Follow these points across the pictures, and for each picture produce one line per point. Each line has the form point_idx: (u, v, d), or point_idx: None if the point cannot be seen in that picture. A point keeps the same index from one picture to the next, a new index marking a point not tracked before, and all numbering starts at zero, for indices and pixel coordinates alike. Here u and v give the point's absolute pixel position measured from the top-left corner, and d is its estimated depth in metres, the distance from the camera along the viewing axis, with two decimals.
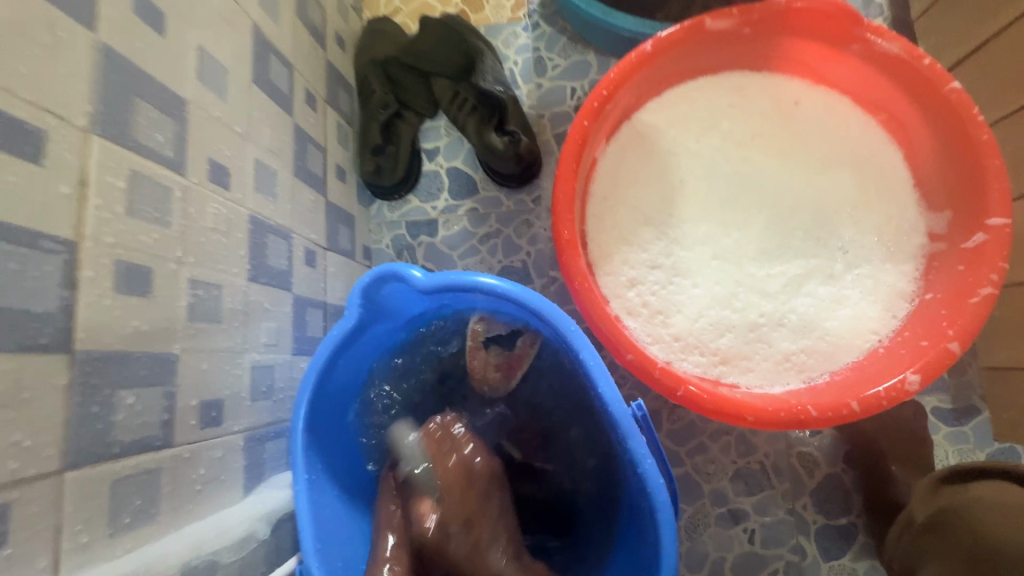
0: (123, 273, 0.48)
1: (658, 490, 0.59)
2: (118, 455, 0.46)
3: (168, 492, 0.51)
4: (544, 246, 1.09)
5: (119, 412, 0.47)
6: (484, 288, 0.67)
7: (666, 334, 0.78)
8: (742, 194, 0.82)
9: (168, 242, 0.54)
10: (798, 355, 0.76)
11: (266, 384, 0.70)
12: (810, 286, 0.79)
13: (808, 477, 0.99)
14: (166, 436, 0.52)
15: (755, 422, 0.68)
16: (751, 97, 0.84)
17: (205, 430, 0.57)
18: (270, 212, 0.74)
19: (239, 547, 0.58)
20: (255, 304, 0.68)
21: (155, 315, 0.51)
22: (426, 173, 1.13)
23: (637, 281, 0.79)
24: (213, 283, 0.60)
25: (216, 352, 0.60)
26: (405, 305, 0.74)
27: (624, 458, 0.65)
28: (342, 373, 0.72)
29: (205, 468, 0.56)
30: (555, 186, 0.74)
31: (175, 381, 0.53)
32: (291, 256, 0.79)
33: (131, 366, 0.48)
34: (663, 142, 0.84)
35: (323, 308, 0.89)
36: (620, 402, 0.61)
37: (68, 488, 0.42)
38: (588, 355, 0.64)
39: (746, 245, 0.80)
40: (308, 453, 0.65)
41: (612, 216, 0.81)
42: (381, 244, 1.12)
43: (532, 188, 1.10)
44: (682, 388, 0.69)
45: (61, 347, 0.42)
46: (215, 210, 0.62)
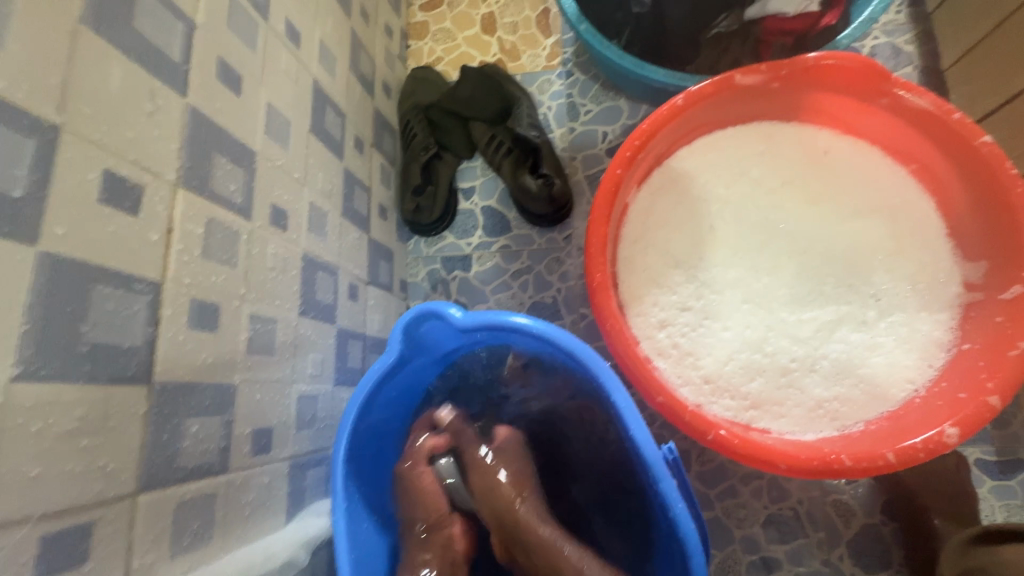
0: (197, 310, 0.53)
1: (690, 536, 0.60)
2: (183, 480, 0.50)
3: (221, 517, 0.55)
4: (574, 283, 1.12)
5: (185, 440, 0.51)
6: (517, 328, 0.71)
7: (697, 376, 0.79)
8: (772, 239, 0.84)
9: (234, 281, 0.59)
10: (831, 402, 0.76)
11: (310, 413, 0.73)
12: (842, 332, 0.79)
13: (844, 527, 0.96)
14: (222, 462, 0.55)
15: (788, 470, 0.68)
16: (782, 146, 0.87)
17: (256, 457, 0.61)
18: (320, 249, 0.80)
19: (282, 571, 0.60)
20: (304, 337, 0.73)
21: (220, 348, 0.56)
22: (461, 211, 1.18)
23: (667, 323, 0.81)
24: (270, 317, 0.65)
25: (268, 383, 0.64)
26: (442, 341, 0.77)
27: (653, 499, 0.66)
28: (385, 402, 0.76)
29: (253, 494, 0.60)
30: (589, 230, 0.77)
31: (232, 411, 0.57)
32: (337, 290, 0.84)
33: (198, 397, 0.53)
34: (693, 189, 0.86)
35: (362, 339, 0.93)
36: (652, 444, 0.63)
37: (140, 509, 0.46)
38: (620, 398, 0.65)
39: (776, 289, 0.81)
40: (347, 482, 0.67)
41: (642, 258, 0.84)
42: (417, 278, 1.16)
43: (565, 227, 1.14)
44: (713, 432, 0.70)
45: (142, 379, 0.46)
46: (274, 250, 0.67)
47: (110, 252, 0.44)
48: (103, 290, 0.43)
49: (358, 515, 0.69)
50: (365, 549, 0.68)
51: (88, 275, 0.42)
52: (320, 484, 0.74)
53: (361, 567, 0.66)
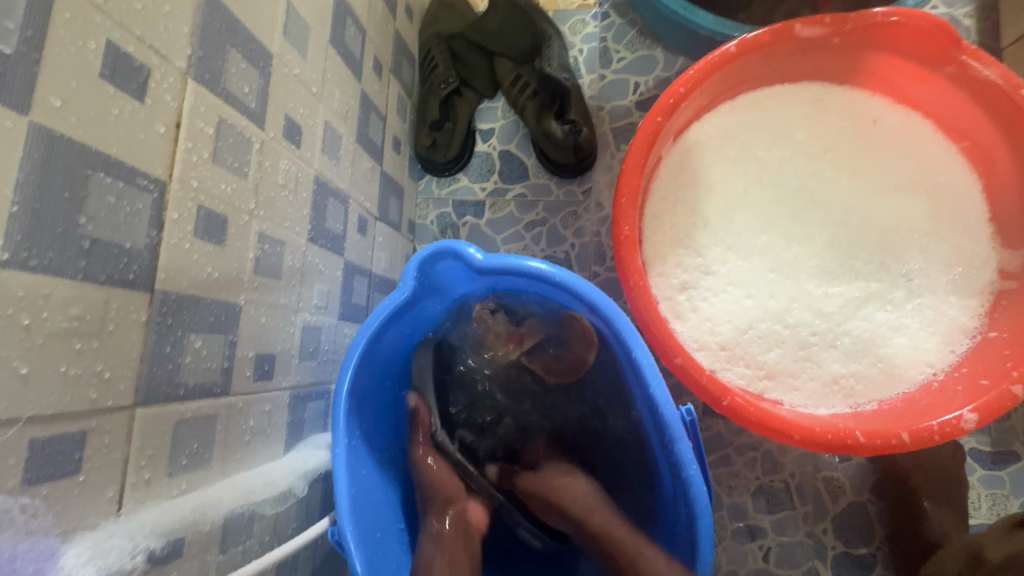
0: (203, 219, 0.48)
1: (701, 497, 0.59)
2: (183, 397, 0.47)
3: (221, 440, 0.52)
4: (589, 239, 1.08)
5: (187, 355, 0.47)
6: (534, 274, 0.67)
7: (713, 341, 0.77)
8: (808, 208, 0.80)
9: (244, 193, 0.54)
10: (847, 379, 0.75)
11: (313, 345, 0.70)
12: (868, 310, 0.76)
13: (832, 503, 0.97)
14: (225, 384, 0.52)
15: (801, 441, 0.67)
16: (832, 112, 0.82)
17: (258, 383, 0.58)
18: (332, 174, 0.75)
19: (279, 501, 0.59)
20: (312, 265, 0.69)
21: (226, 263, 0.52)
22: (478, 153, 1.12)
23: (689, 286, 0.79)
24: (279, 239, 0.61)
25: (274, 308, 0.61)
26: (455, 283, 0.74)
27: (663, 455, 0.66)
28: (391, 343, 0.74)
29: (254, 421, 0.57)
30: (621, 180, 0.73)
31: (237, 332, 0.54)
32: (347, 221, 0.80)
33: (202, 313, 0.49)
34: (734, 150, 0.82)
35: (368, 277, 0.89)
36: (672, 404, 0.61)
37: (138, 423, 0.42)
38: (642, 355, 0.63)
39: (806, 261, 0.78)
40: (349, 417, 0.65)
41: (671, 216, 0.80)
42: (426, 220, 1.12)
43: (584, 180, 1.09)
44: (728, 398, 0.68)
45: (144, 284, 0.42)
46: (286, 166, 0.62)
47: (111, 137, 0.39)
48: (102, 180, 0.39)
49: (360, 454, 0.67)
50: (366, 484, 0.67)
51: (85, 159, 0.37)
52: (320, 418, 0.72)
53: (361, 505, 0.64)
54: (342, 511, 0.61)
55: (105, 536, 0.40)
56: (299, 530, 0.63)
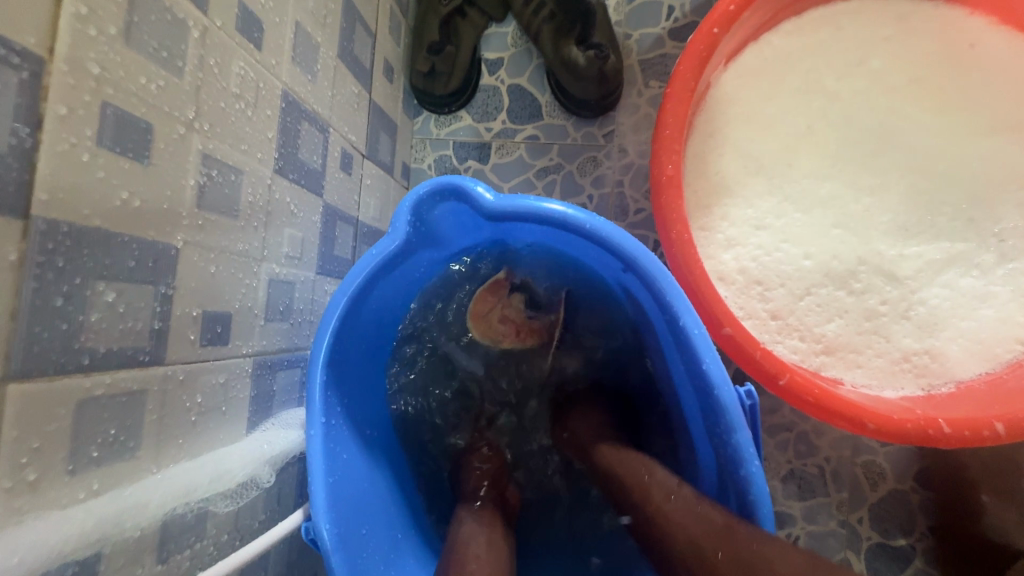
0: (112, 122, 0.35)
1: (761, 501, 0.48)
2: (89, 368, 0.34)
3: (153, 422, 0.40)
4: (609, 190, 0.94)
5: (93, 312, 0.34)
6: (556, 221, 0.54)
7: (763, 309, 0.65)
8: (883, 151, 0.67)
9: (178, 96, 0.40)
10: (920, 356, 0.63)
11: (283, 303, 0.58)
12: (949, 276, 0.64)
13: (870, 490, 0.87)
14: (156, 350, 0.40)
15: (874, 430, 0.56)
16: (920, 33, 0.67)
17: (207, 348, 0.45)
18: (307, 93, 0.60)
19: (238, 495, 0.47)
20: (280, 204, 0.55)
21: (153, 189, 0.39)
22: (483, 88, 0.96)
23: (737, 243, 0.66)
24: (233, 164, 0.47)
25: (227, 254, 0.48)
26: (458, 233, 0.61)
27: (709, 445, 0.54)
28: (380, 304, 0.61)
29: (202, 397, 0.45)
30: (664, 107, 0.60)
31: (173, 282, 0.41)
32: (327, 155, 0.66)
33: (115, 253, 0.36)
34: (800, 78, 0.68)
35: (354, 226, 0.75)
36: (728, 384, 0.49)
37: (12, 405, 0.30)
38: (691, 323, 0.50)
39: (878, 215, 0.65)
40: (327, 391, 0.54)
41: (717, 159, 0.67)
42: (422, 164, 0.97)
43: (606, 122, 0.94)
44: (786, 376, 0.57)
45: (10, 206, 0.29)
46: (240, 70, 0.48)
47: None
48: None
49: (343, 436, 0.56)
50: (350, 471, 0.56)
51: None
52: (294, 391, 0.60)
53: (345, 496, 0.53)
54: (317, 506, 0.50)
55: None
56: (266, 526, 0.52)
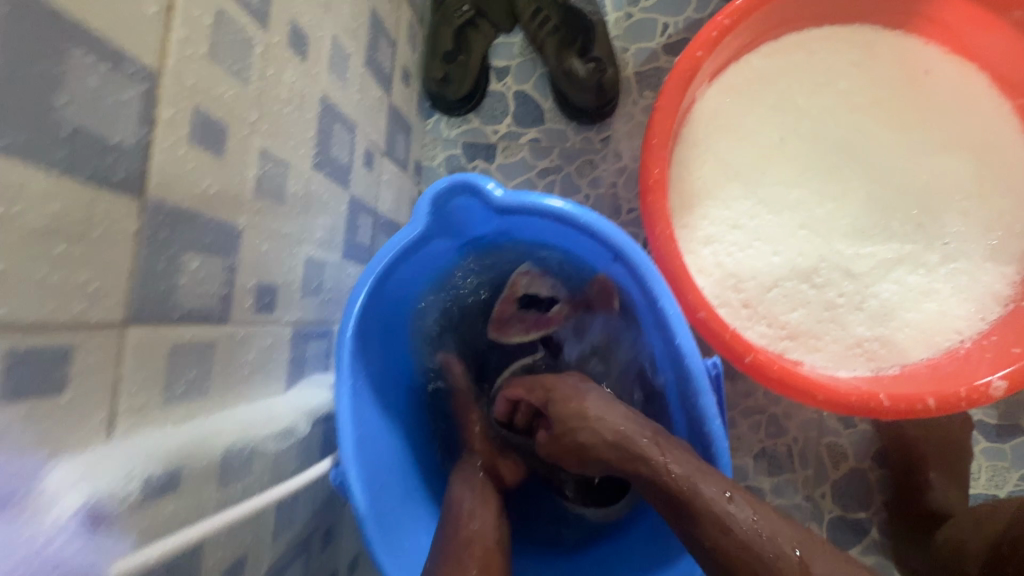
0: (200, 124, 0.43)
1: (722, 454, 0.57)
2: (179, 321, 0.43)
3: (220, 370, 0.48)
4: (604, 190, 1.03)
5: (182, 276, 0.43)
6: (556, 215, 0.63)
7: (735, 299, 0.74)
8: (845, 162, 0.75)
9: (245, 102, 0.49)
10: (871, 343, 0.72)
11: (315, 281, 0.66)
12: (899, 273, 0.73)
13: (833, 468, 0.97)
14: (224, 312, 0.48)
15: (824, 401, 0.65)
16: (881, 58, 0.76)
17: (259, 314, 0.54)
18: (339, 97, 0.68)
19: (281, 438, 0.56)
20: (316, 194, 0.64)
21: (225, 179, 0.47)
22: (492, 93, 1.05)
23: (714, 240, 0.75)
24: (283, 159, 0.56)
25: (276, 235, 0.56)
26: (470, 224, 0.69)
27: (681, 410, 0.63)
28: (399, 284, 0.69)
29: (254, 354, 0.53)
30: (653, 119, 0.68)
31: (236, 257, 0.49)
32: (353, 152, 0.74)
33: (199, 230, 0.44)
34: (773, 96, 0.76)
35: (373, 216, 0.84)
36: (697, 356, 0.58)
37: (129, 344, 0.38)
38: (668, 304, 0.59)
39: (839, 218, 0.74)
40: (354, 357, 0.62)
41: (700, 165, 0.75)
42: (433, 162, 1.05)
43: (603, 128, 1.03)
44: (751, 354, 0.65)
45: (134, 188, 0.37)
46: (290, 79, 0.56)
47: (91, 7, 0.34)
48: (83, 59, 0.33)
49: (365, 398, 0.64)
50: (371, 428, 0.64)
51: (62, 29, 0.32)
52: (322, 358, 0.69)
53: (367, 449, 0.62)
54: (346, 454, 0.59)
55: (96, 460, 0.36)
56: (299, 472, 0.60)
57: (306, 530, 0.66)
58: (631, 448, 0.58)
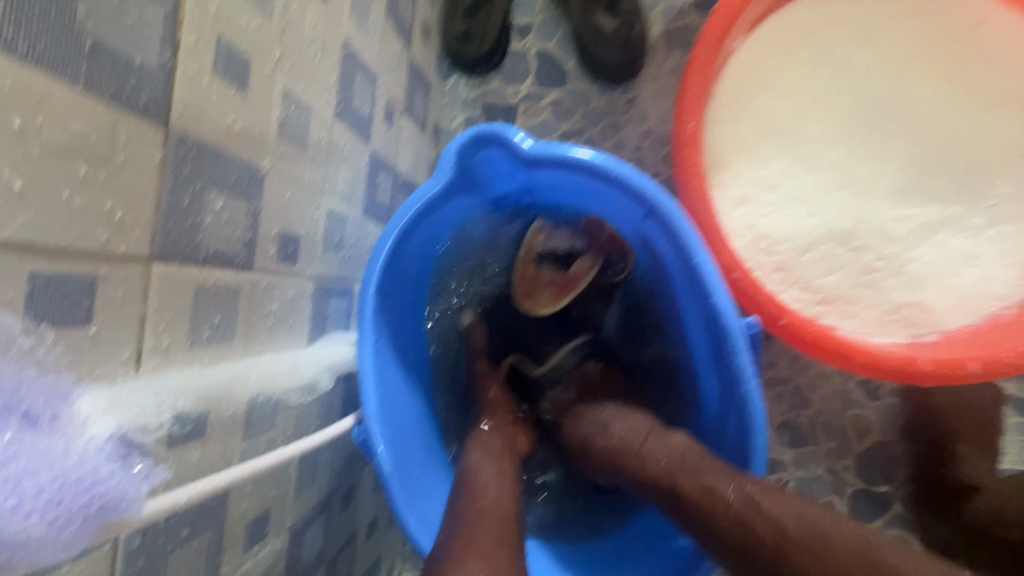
0: (223, 54, 0.41)
1: (758, 415, 0.55)
2: (203, 262, 0.41)
3: (244, 317, 0.47)
4: (628, 155, 0.99)
5: (207, 216, 0.41)
6: (584, 168, 0.60)
7: (768, 262, 0.71)
8: (887, 120, 0.72)
9: (269, 37, 0.46)
10: (909, 308, 0.69)
11: (337, 237, 0.64)
12: (941, 237, 0.70)
13: (857, 441, 0.95)
14: (247, 258, 0.46)
15: (862, 365, 0.63)
16: (932, 8, 0.71)
17: (282, 264, 0.52)
18: (361, 45, 0.66)
19: (302, 393, 0.55)
20: (338, 146, 0.61)
21: (249, 117, 0.45)
22: (513, 52, 1.01)
23: (748, 200, 0.72)
24: (305, 103, 0.53)
25: (299, 184, 0.54)
26: (494, 179, 0.66)
27: (713, 371, 0.61)
28: (422, 241, 0.68)
29: (277, 305, 0.52)
30: (689, 70, 0.65)
31: (260, 201, 0.48)
32: (374, 105, 0.71)
33: (224, 168, 0.42)
34: (813, 50, 0.73)
35: (393, 175, 0.81)
36: (734, 314, 0.55)
37: (154, 281, 0.37)
38: (704, 260, 0.57)
39: (880, 179, 0.71)
40: (376, 313, 0.60)
41: (735, 122, 0.72)
42: (452, 124, 1.03)
43: (629, 89, 0.99)
44: (786, 317, 0.63)
45: (157, 115, 0.35)
46: (313, 19, 0.53)
47: None
48: None
49: (387, 357, 0.63)
50: (393, 387, 0.63)
51: None
52: (343, 316, 0.67)
53: (389, 408, 0.61)
54: (369, 410, 0.57)
55: (126, 390, 0.35)
56: (321, 428, 0.59)
57: (328, 488, 0.65)
58: (623, 450, 0.58)
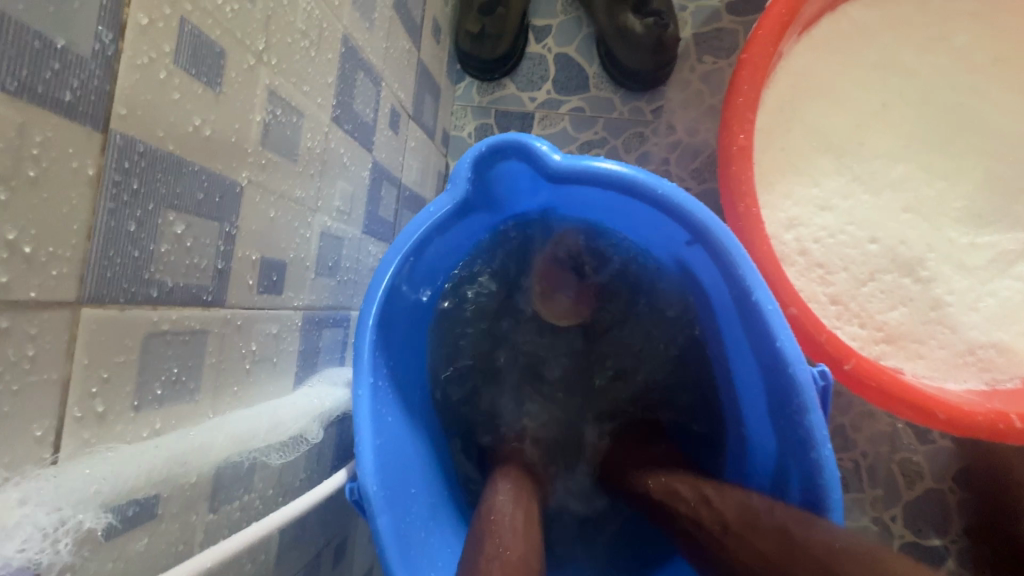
0: (188, 41, 0.32)
1: (831, 485, 0.46)
2: (156, 301, 0.33)
3: (212, 364, 0.38)
4: (654, 168, 0.91)
5: (162, 242, 0.33)
6: (621, 184, 0.51)
7: (823, 293, 0.62)
8: (958, 135, 0.63)
9: (250, 24, 0.38)
10: (986, 350, 0.60)
11: (332, 260, 0.56)
12: (1022, 268, 0.61)
13: (906, 488, 0.85)
14: (217, 291, 0.38)
15: (940, 421, 0.54)
16: (1008, 12, 0.63)
17: (263, 296, 0.44)
18: (364, 40, 0.57)
19: (288, 448, 0.44)
20: (334, 155, 0.53)
21: (223, 121, 0.37)
22: (530, 55, 0.93)
23: (800, 223, 0.63)
24: (296, 105, 0.45)
25: (286, 200, 0.45)
26: (515, 195, 0.58)
27: (768, 424, 0.52)
28: (429, 266, 0.59)
29: (256, 345, 0.43)
30: (738, 74, 0.57)
31: (235, 223, 0.39)
32: (378, 109, 0.63)
33: (186, 183, 0.34)
34: (874, 57, 0.65)
35: (397, 188, 0.73)
36: (802, 363, 0.46)
37: (85, 332, 0.28)
38: (765, 298, 0.47)
39: (951, 201, 0.63)
40: (375, 351, 0.52)
41: (786, 134, 0.64)
42: (462, 132, 0.94)
43: (655, 96, 0.91)
44: (852, 360, 0.54)
45: (90, 116, 0.27)
46: (307, 6, 0.45)
47: None
48: None
49: (388, 400, 0.54)
50: (395, 434, 0.54)
51: None
52: (337, 350, 0.59)
53: (390, 462, 0.52)
54: (364, 467, 0.48)
55: (18, 504, 0.25)
56: (307, 486, 0.50)
57: (315, 551, 0.56)
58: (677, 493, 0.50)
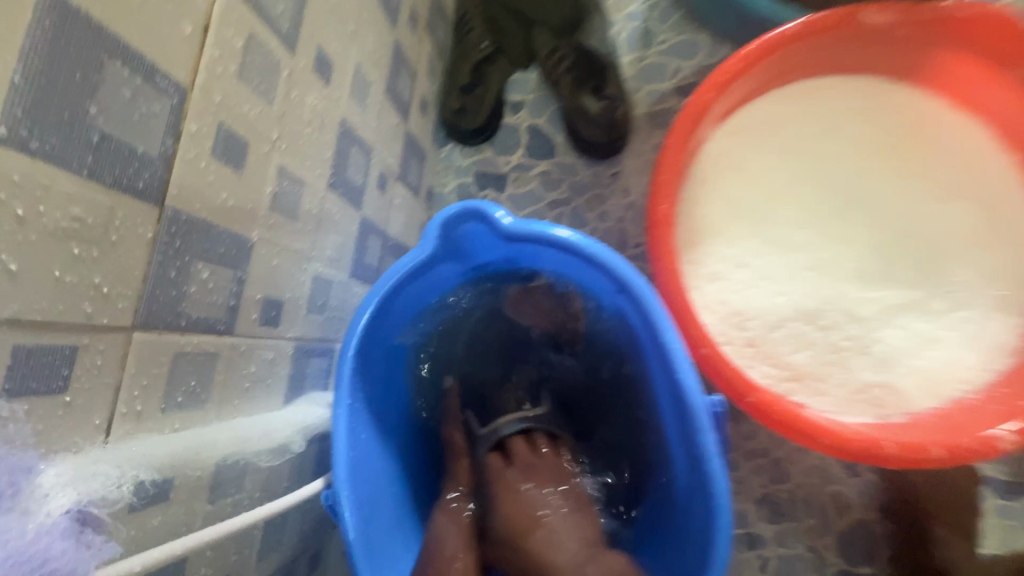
0: (222, 139, 0.44)
1: (720, 496, 0.56)
2: (184, 329, 0.43)
3: (220, 381, 0.48)
4: (612, 224, 1.04)
5: (192, 284, 0.43)
6: (562, 244, 0.63)
7: (740, 337, 0.73)
8: (850, 209, 0.77)
9: (268, 120, 0.50)
10: (876, 389, 0.71)
11: (322, 299, 0.66)
12: (905, 319, 0.73)
13: (837, 517, 0.93)
14: (229, 322, 0.48)
15: (825, 446, 0.63)
16: (886, 110, 0.78)
17: (263, 328, 0.54)
18: (358, 121, 0.70)
19: (274, 454, 0.55)
20: (328, 214, 0.65)
21: (242, 193, 0.48)
22: (506, 125, 1.08)
23: (720, 276, 0.75)
24: (299, 177, 0.57)
25: (286, 252, 0.57)
26: (478, 249, 0.69)
27: (682, 447, 0.62)
28: (405, 305, 0.70)
29: (255, 367, 0.53)
30: (663, 156, 0.70)
31: (247, 270, 0.50)
32: (368, 173, 0.76)
33: (212, 241, 0.45)
34: (782, 142, 0.78)
35: (383, 238, 0.85)
36: (699, 393, 0.57)
37: (134, 349, 0.39)
38: (672, 338, 0.59)
39: (845, 262, 0.75)
40: (353, 378, 0.61)
41: (708, 204, 0.76)
42: (445, 189, 1.08)
43: (613, 163, 1.05)
44: (753, 395, 0.64)
45: (153, 197, 0.38)
46: (312, 102, 0.58)
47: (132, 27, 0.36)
48: (118, 70, 0.35)
49: (364, 420, 0.64)
50: (367, 450, 0.63)
51: (101, 42, 0.34)
52: (321, 376, 0.68)
53: (362, 474, 0.61)
54: (338, 475, 0.57)
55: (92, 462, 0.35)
56: (288, 490, 0.59)
57: (293, 553, 0.64)
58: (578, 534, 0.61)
